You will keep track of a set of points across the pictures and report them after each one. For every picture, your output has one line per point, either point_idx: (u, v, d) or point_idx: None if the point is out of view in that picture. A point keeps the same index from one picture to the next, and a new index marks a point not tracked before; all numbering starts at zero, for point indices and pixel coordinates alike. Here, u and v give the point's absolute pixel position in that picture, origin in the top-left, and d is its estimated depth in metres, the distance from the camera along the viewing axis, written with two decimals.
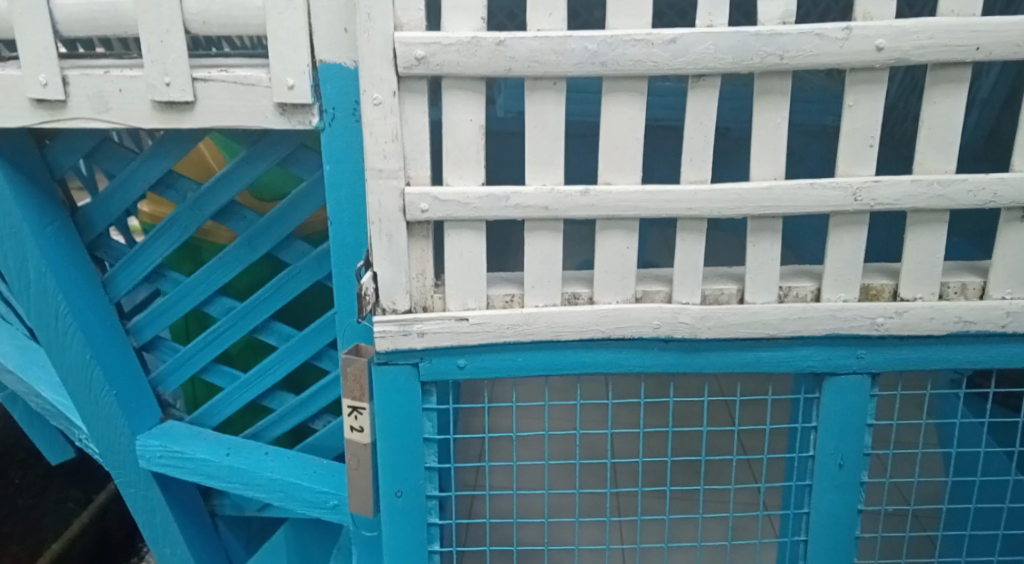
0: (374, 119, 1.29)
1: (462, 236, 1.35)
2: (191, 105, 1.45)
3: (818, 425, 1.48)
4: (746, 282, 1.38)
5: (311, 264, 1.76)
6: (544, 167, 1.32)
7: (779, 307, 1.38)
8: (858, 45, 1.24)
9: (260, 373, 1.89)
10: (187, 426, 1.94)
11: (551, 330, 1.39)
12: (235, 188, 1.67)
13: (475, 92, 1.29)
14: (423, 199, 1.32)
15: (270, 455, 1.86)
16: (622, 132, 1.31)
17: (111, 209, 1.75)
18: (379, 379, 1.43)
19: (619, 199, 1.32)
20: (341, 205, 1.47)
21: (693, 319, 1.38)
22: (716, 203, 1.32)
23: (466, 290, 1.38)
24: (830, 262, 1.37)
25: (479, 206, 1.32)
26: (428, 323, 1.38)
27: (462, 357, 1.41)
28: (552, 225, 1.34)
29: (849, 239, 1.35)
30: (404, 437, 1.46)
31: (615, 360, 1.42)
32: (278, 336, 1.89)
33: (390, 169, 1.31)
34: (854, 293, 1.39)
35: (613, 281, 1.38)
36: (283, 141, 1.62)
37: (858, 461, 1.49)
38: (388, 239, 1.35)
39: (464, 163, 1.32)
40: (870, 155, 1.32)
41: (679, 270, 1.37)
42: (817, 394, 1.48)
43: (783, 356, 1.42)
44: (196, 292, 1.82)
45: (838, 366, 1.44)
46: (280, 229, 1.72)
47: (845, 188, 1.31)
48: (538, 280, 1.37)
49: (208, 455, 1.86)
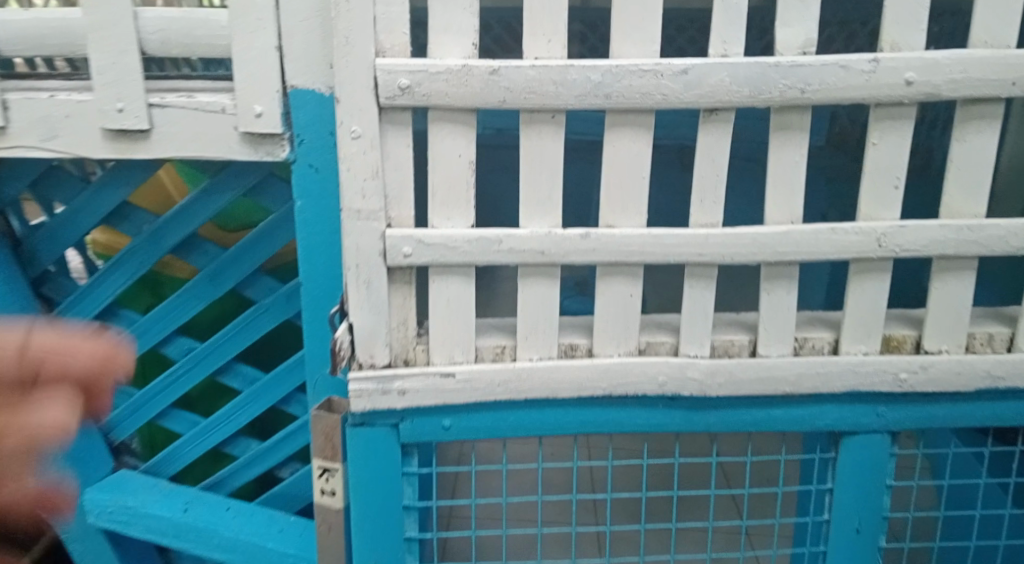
0: (352, 152, 1.16)
1: (449, 282, 1.22)
2: (147, 133, 1.30)
3: (834, 487, 1.36)
4: (759, 332, 1.26)
5: (279, 302, 1.61)
6: (540, 207, 1.20)
7: (796, 361, 1.26)
8: (885, 79, 1.13)
9: (223, 417, 1.73)
10: (142, 476, 1.77)
11: (546, 387, 1.25)
12: (197, 221, 1.51)
13: (465, 125, 1.16)
14: (406, 242, 1.19)
15: (235, 512, 1.70)
16: (627, 169, 1.19)
17: (60, 243, 1.58)
18: (354, 441, 1.29)
19: (622, 244, 1.20)
20: (313, 245, 1.33)
21: (703, 375, 1.25)
22: (730, 248, 1.20)
23: (453, 342, 1.25)
24: (851, 311, 1.26)
25: (468, 250, 1.19)
26: (410, 380, 1.24)
27: (446, 416, 1.27)
28: (547, 271, 1.22)
29: (871, 287, 1.25)
30: (381, 503, 1.32)
31: (616, 419, 1.29)
32: (243, 380, 1.73)
33: (370, 209, 1.18)
34: (876, 345, 1.28)
35: (614, 332, 1.25)
36: (252, 171, 1.46)
37: (876, 525, 1.38)
38: (367, 286, 1.21)
39: (452, 203, 1.20)
40: (893, 198, 1.21)
41: (688, 320, 1.25)
42: (833, 454, 1.36)
43: (801, 414, 1.30)
44: (152, 333, 1.65)
45: (857, 425, 1.32)
46: (247, 265, 1.57)
47: (869, 232, 1.20)
48: (532, 331, 1.25)
49: (165, 511, 1.69)
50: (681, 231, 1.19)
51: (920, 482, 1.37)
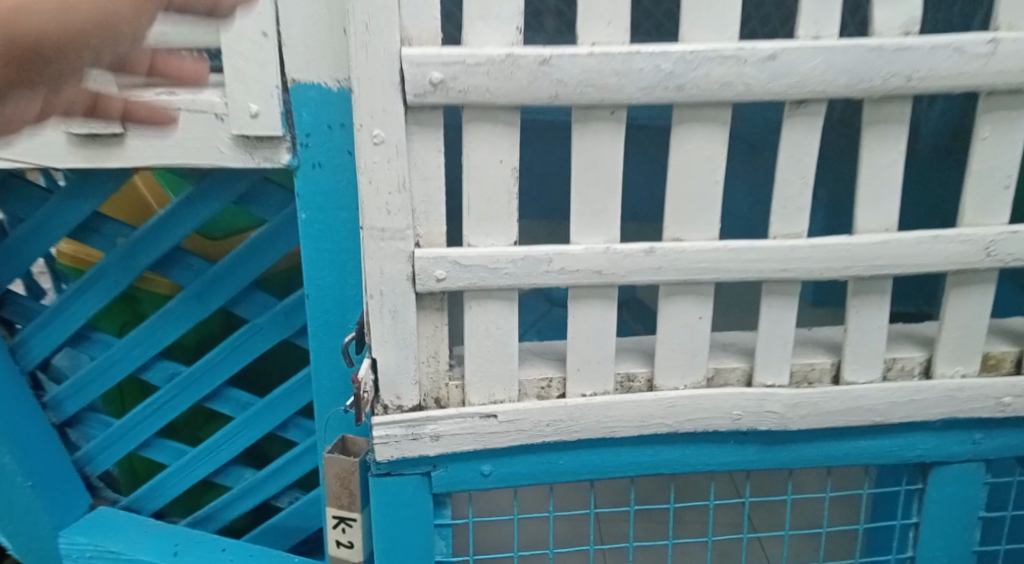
0: (373, 161, 0.97)
1: (488, 309, 1.04)
2: (122, 138, 1.10)
3: (919, 523, 1.20)
4: (844, 355, 1.10)
5: (275, 320, 1.38)
6: (595, 219, 1.01)
7: (886, 388, 1.10)
8: (1005, 62, 0.96)
9: (212, 446, 1.49)
10: (124, 514, 1.51)
11: (602, 427, 1.08)
12: (179, 234, 1.31)
13: (506, 125, 0.98)
14: (438, 264, 1.00)
15: (231, 553, 1.43)
16: (699, 173, 1.00)
17: (21, 260, 1.37)
18: (378, 493, 1.10)
19: (693, 261, 1.02)
20: (321, 266, 1.13)
21: (783, 407, 1.09)
22: (818, 262, 1.03)
23: (492, 378, 1.06)
24: (949, 329, 1.10)
25: (512, 272, 1.01)
26: (443, 424, 1.06)
27: (485, 461, 1.09)
28: (603, 293, 1.04)
29: (972, 301, 1.09)
30: (408, 558, 1.14)
31: (680, 457, 1.12)
32: (234, 405, 1.49)
33: (395, 228, 0.99)
34: (975, 366, 1.12)
35: (679, 361, 1.08)
36: (240, 176, 1.26)
37: (967, 562, 1.22)
38: (392, 317, 1.02)
39: (492, 216, 1.01)
40: (1004, 199, 1.04)
41: (764, 343, 1.08)
42: (919, 486, 1.20)
43: (888, 445, 1.14)
44: (131, 358, 1.43)
45: (950, 455, 1.16)
46: (237, 281, 1.35)
47: (976, 241, 1.03)
48: (585, 362, 1.07)
49: (150, 556, 1.43)
50: (761, 245, 1.02)
51: (1015, 513, 1.22)
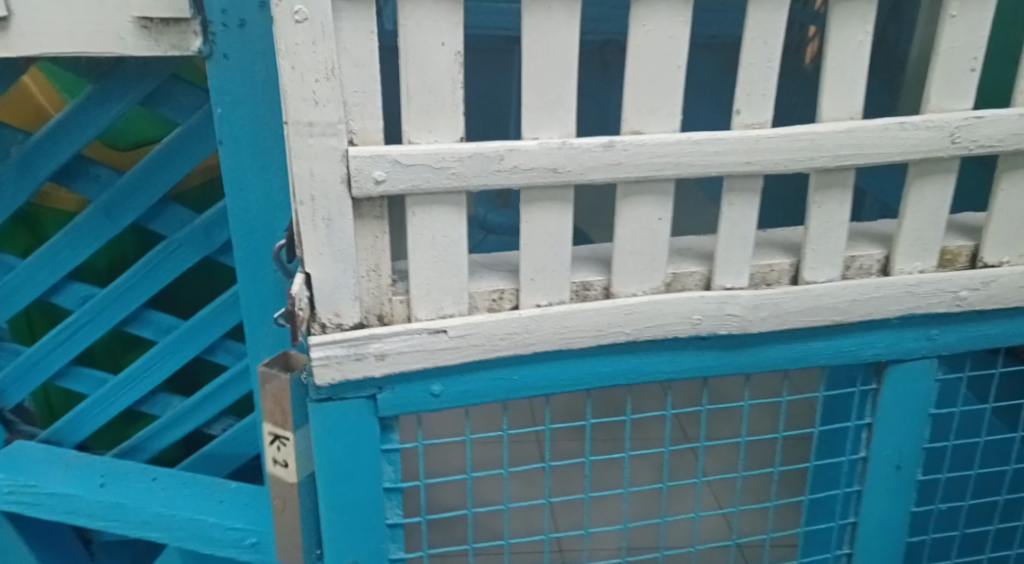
0: (296, 43, 0.84)
1: (434, 215, 0.95)
2: (6, 24, 0.95)
3: (873, 421, 1.19)
4: (805, 254, 1.05)
5: (194, 237, 1.21)
6: (548, 110, 0.93)
7: (846, 287, 1.06)
8: None
9: (134, 375, 1.32)
10: (45, 447, 1.35)
11: (558, 337, 1.01)
12: (82, 142, 1.12)
13: (449, 2, 0.87)
14: (377, 164, 0.89)
15: (164, 482, 1.31)
16: (659, 58, 0.93)
17: None
18: (320, 421, 1.01)
19: (654, 154, 0.94)
20: (241, 164, 1.02)
21: (744, 309, 1.04)
22: (784, 153, 0.96)
23: (441, 290, 0.98)
24: (910, 221, 1.06)
25: (459, 171, 0.91)
26: (390, 342, 0.97)
27: (436, 381, 1.01)
28: (558, 194, 0.96)
29: (934, 193, 1.05)
30: (350, 492, 1.06)
31: (637, 367, 1.07)
32: (156, 329, 1.33)
33: (326, 122, 0.87)
34: (932, 261, 1.09)
35: (636, 265, 1.02)
36: (145, 76, 1.08)
37: (916, 458, 1.23)
38: (327, 226, 0.92)
39: (435, 110, 0.91)
40: (968, 82, 1.00)
41: (723, 244, 1.02)
42: (874, 386, 1.18)
43: (847, 345, 1.11)
44: (38, 283, 1.24)
45: (905, 352, 1.14)
46: (149, 193, 1.17)
47: (942, 127, 0.99)
48: (540, 271, 1.00)
49: (75, 489, 1.28)
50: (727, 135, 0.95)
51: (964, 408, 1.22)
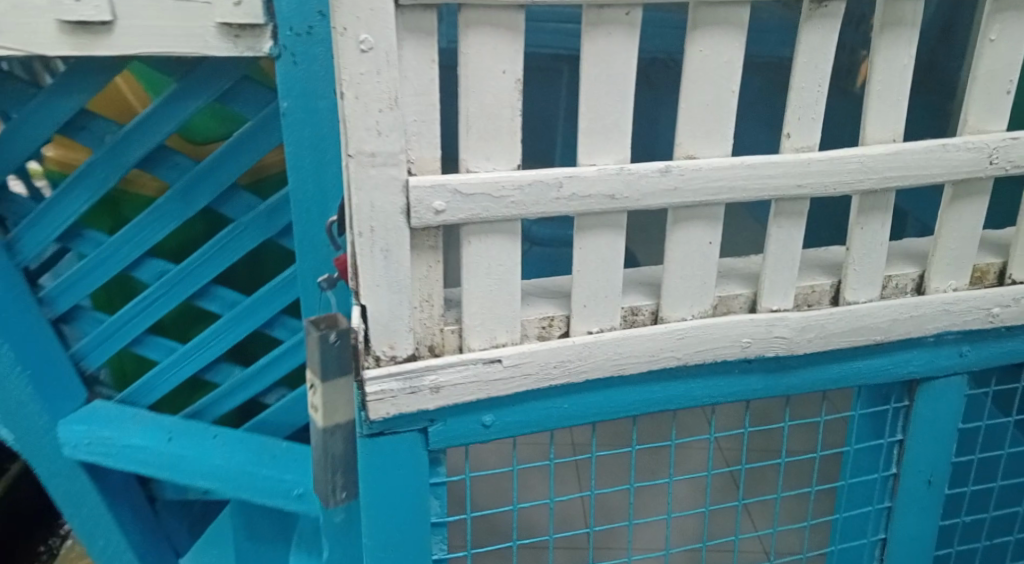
0: (360, 72, 0.82)
1: (489, 245, 0.92)
2: (110, 27, 1.04)
3: (905, 437, 1.20)
4: (845, 274, 1.06)
5: (260, 220, 1.22)
6: (606, 136, 0.92)
7: (886, 305, 1.07)
8: None
9: (200, 349, 1.31)
10: (119, 407, 1.35)
11: (611, 364, 1.00)
12: (163, 131, 1.14)
13: (511, 29, 0.86)
14: (437, 193, 0.87)
15: (224, 437, 1.33)
16: (714, 83, 0.93)
17: (11, 155, 1.16)
18: (369, 454, 0.98)
19: (709, 178, 0.94)
20: (301, 148, 1.12)
21: (791, 332, 1.04)
22: (834, 176, 0.97)
23: (494, 320, 0.96)
24: (945, 240, 1.08)
25: (517, 200, 0.89)
26: (444, 373, 0.94)
27: (487, 411, 0.99)
28: (612, 220, 0.95)
29: (970, 212, 1.07)
30: (396, 528, 1.03)
31: (684, 392, 1.06)
32: (223, 305, 1.32)
33: (386, 152, 0.85)
34: (965, 279, 1.11)
35: (686, 290, 1.01)
36: (223, 72, 1.11)
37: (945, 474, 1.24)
38: (384, 255, 0.89)
39: (492, 136, 0.89)
40: (1003, 105, 1.02)
41: (773, 267, 1.02)
42: (906, 403, 1.19)
43: (884, 363, 1.13)
44: (118, 258, 1.25)
45: (939, 370, 1.16)
46: (228, 175, 1.19)
47: (981, 148, 1.01)
48: (592, 297, 0.98)
49: (146, 441, 1.32)
50: (779, 159, 0.95)
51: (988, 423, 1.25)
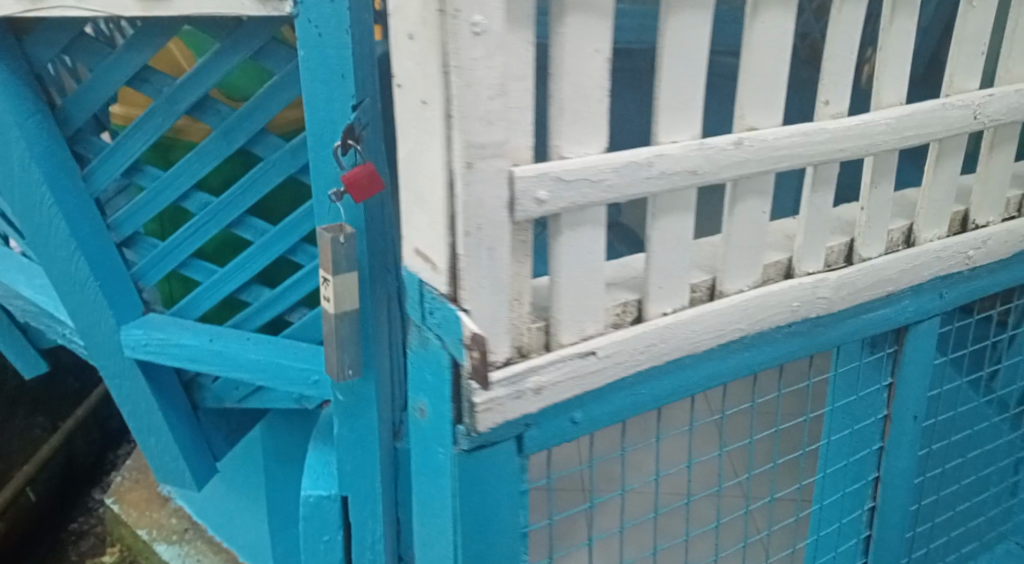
0: (473, 56, 0.77)
1: (578, 234, 0.89)
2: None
3: (895, 380, 1.31)
4: (858, 233, 1.12)
5: (284, 159, 1.37)
6: (683, 114, 0.91)
7: (894, 257, 1.15)
8: None
9: (232, 271, 1.48)
10: (168, 317, 1.54)
11: (687, 342, 0.99)
12: (206, 85, 1.33)
13: (604, 6, 0.83)
14: (541, 182, 0.82)
15: (257, 339, 1.48)
16: (771, 56, 0.95)
17: (91, 100, 1.38)
18: (467, 471, 0.92)
19: (773, 148, 0.96)
20: (315, 86, 1.20)
21: (831, 292, 1.10)
22: (867, 137, 1.03)
23: (583, 311, 0.93)
24: (931, 192, 1.17)
25: (614, 182, 0.86)
26: (546, 373, 0.90)
27: (578, 409, 0.96)
28: (684, 198, 0.95)
29: (950, 167, 1.17)
30: (491, 544, 0.97)
31: (742, 362, 1.08)
32: (255, 233, 1.49)
33: (496, 142, 0.80)
34: (944, 228, 1.21)
35: (743, 262, 1.02)
36: (254, 35, 1.28)
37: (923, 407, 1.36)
38: (488, 251, 0.83)
39: (585, 120, 0.86)
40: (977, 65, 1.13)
41: (808, 232, 1.06)
42: (895, 348, 1.29)
43: (888, 313, 1.21)
44: (171, 191, 1.45)
45: (923, 313, 1.26)
46: (260, 117, 1.35)
47: (968, 106, 1.11)
48: (666, 279, 0.97)
49: (194, 341, 1.50)
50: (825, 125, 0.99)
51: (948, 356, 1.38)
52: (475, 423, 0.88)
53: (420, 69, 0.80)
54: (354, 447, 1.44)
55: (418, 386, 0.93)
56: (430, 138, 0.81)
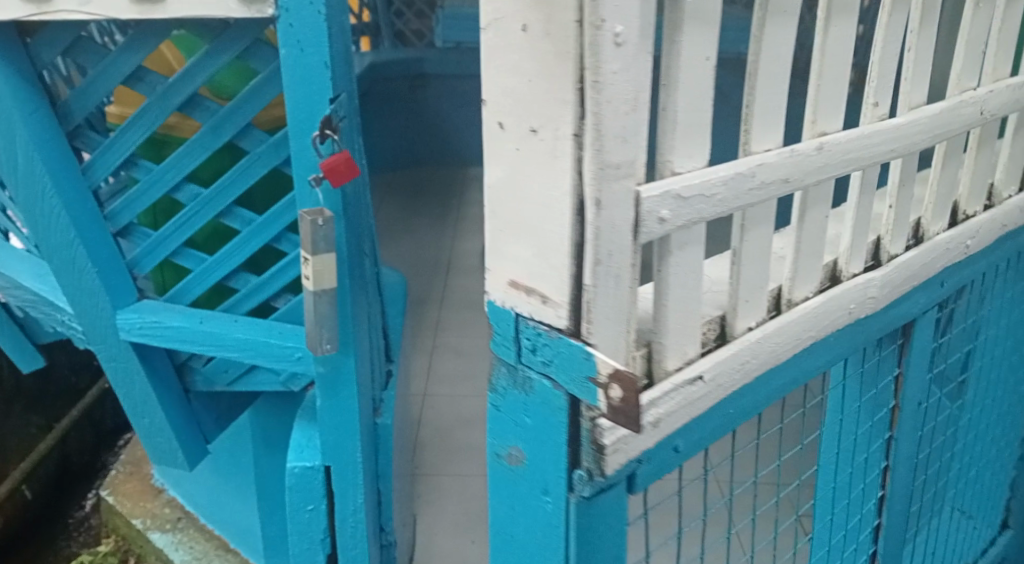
0: (614, 69, 0.75)
1: (688, 251, 0.88)
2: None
3: (903, 371, 1.37)
4: (885, 231, 1.12)
5: (268, 152, 1.52)
6: (771, 122, 0.90)
7: (916, 251, 1.18)
8: None
9: (220, 257, 1.63)
10: (162, 301, 1.67)
11: (771, 355, 1.00)
12: (195, 83, 1.46)
13: (715, 12, 0.82)
14: (664, 202, 0.82)
15: (242, 320, 1.63)
16: (842, 59, 0.94)
17: (92, 98, 1.51)
18: (586, 518, 0.92)
19: (845, 151, 0.95)
20: (296, 84, 1.38)
21: (879, 290, 1.12)
22: (914, 136, 1.04)
23: (686, 332, 0.91)
24: (939, 186, 1.20)
25: (724, 196, 0.86)
26: (663, 405, 0.89)
27: (681, 438, 0.97)
28: (770, 207, 0.93)
29: (951, 161, 1.20)
30: None
31: (807, 366, 1.09)
32: (242, 222, 1.63)
33: (628, 162, 0.78)
34: (942, 223, 1.24)
35: (811, 269, 1.02)
36: (240, 38, 1.42)
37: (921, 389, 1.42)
38: (615, 280, 0.82)
39: (694, 133, 0.84)
40: (977, 64, 1.19)
41: (855, 234, 1.05)
42: (900, 341, 1.34)
43: (900, 310, 1.24)
44: (163, 182, 1.57)
45: (925, 305, 1.30)
46: (246, 114, 1.49)
47: (973, 103, 1.16)
48: (752, 292, 0.96)
49: (183, 322, 1.63)
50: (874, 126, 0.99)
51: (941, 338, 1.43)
52: (603, 468, 0.88)
53: (548, 81, 0.78)
54: (334, 409, 1.67)
55: (515, 431, 0.93)
56: (557, 163, 0.79)
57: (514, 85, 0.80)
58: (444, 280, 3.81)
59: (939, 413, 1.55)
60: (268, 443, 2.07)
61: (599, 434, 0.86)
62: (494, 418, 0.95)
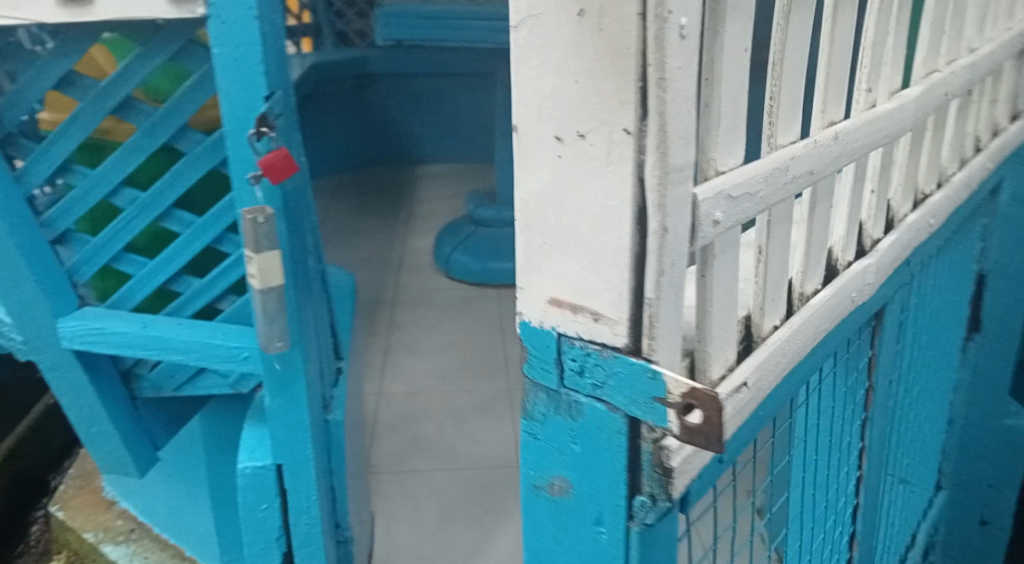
0: (677, 65, 0.73)
1: (729, 252, 0.86)
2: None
3: (878, 351, 1.38)
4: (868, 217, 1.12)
5: (205, 153, 1.47)
6: (792, 113, 0.88)
7: (897, 234, 1.18)
8: None
9: (162, 260, 1.57)
10: (105, 309, 1.60)
11: (797, 352, 0.98)
12: (129, 86, 1.41)
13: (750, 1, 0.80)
14: (717, 203, 0.80)
15: (187, 323, 1.57)
16: (846, 48, 0.93)
17: (22, 106, 1.45)
18: (652, 544, 0.90)
19: (855, 139, 0.95)
20: (229, 83, 1.35)
21: (874, 277, 1.12)
22: (901, 121, 1.05)
23: (726, 336, 0.89)
24: (905, 169, 1.21)
25: (765, 194, 0.84)
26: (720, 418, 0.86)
27: (725, 451, 0.96)
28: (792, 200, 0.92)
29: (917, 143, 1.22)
30: None
31: (815, 355, 1.09)
32: (182, 225, 1.57)
33: (688, 163, 0.76)
34: (910, 205, 1.25)
35: (819, 260, 1.01)
36: (171, 40, 1.39)
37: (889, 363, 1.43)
38: (675, 290, 0.80)
39: (734, 130, 0.82)
40: (939, 47, 1.21)
41: (850, 222, 1.06)
42: (875, 321, 1.35)
43: (881, 292, 1.24)
44: (100, 187, 1.51)
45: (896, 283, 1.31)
46: (182, 115, 1.45)
47: (937, 86, 1.18)
48: (775, 289, 0.95)
49: (127, 326, 1.56)
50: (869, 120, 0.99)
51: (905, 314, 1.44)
52: (666, 490, 0.87)
53: (603, 80, 0.75)
54: (284, 407, 1.63)
55: (560, 460, 0.91)
56: (617, 169, 0.77)
57: (566, 86, 0.78)
58: (395, 280, 3.75)
59: (901, 388, 1.58)
60: (221, 449, 1.98)
61: (662, 456, 0.85)
62: (535, 446, 0.92)
